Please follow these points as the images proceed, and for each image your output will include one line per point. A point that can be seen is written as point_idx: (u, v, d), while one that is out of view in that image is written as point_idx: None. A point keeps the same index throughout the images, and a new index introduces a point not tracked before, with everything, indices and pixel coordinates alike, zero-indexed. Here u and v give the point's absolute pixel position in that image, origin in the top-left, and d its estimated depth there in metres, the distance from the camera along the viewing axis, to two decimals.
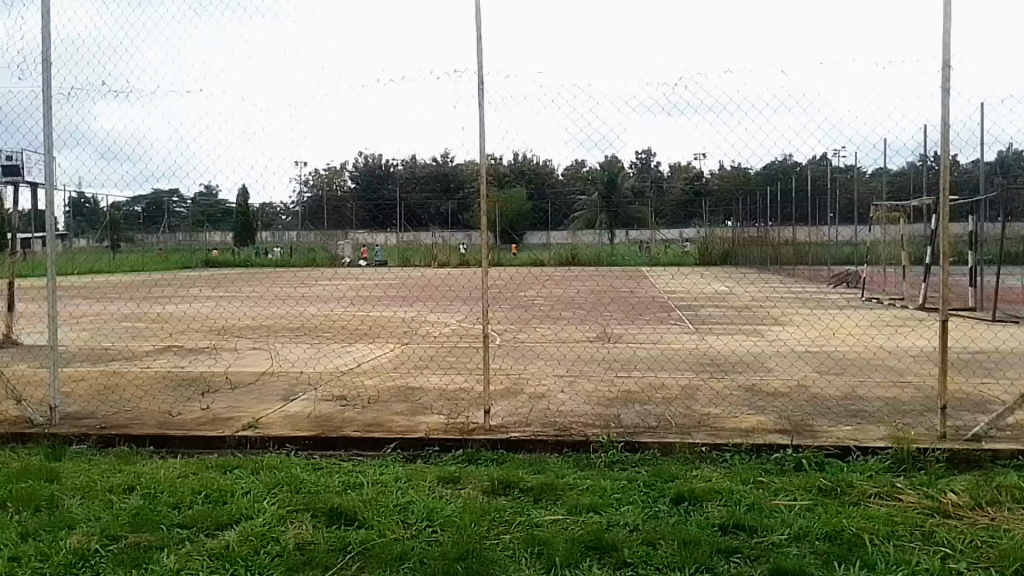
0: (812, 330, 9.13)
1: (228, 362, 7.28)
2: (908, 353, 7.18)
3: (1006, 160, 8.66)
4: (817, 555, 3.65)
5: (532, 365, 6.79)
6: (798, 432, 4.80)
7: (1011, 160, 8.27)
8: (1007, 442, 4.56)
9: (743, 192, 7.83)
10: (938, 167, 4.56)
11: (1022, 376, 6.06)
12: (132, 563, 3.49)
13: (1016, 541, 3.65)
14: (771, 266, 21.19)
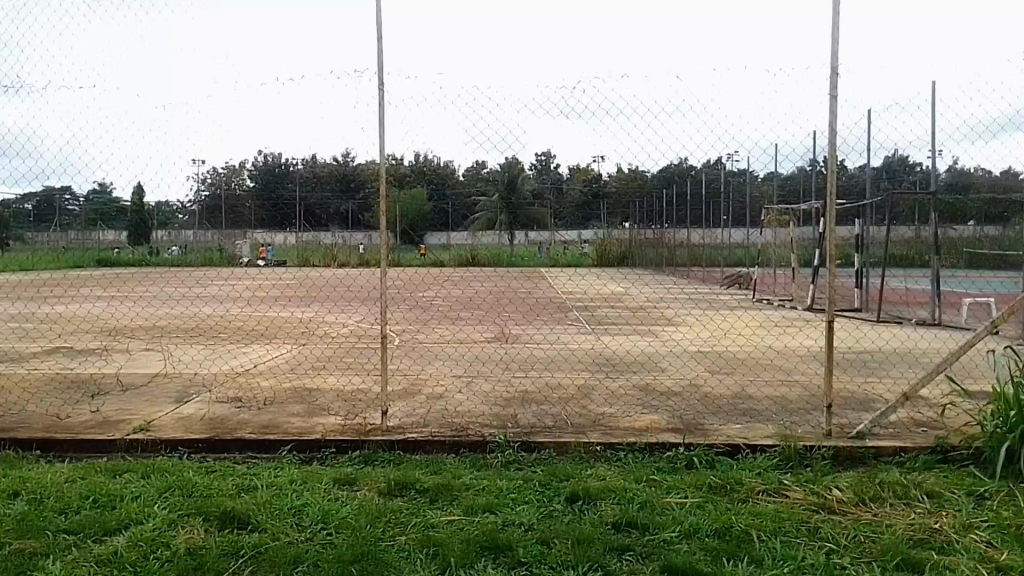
0: (709, 330, 9.38)
1: (120, 364, 7.17)
2: (796, 353, 7.44)
3: (892, 167, 9.09)
4: (707, 551, 3.72)
5: (430, 365, 6.81)
6: (691, 431, 4.88)
7: (893, 166, 8.68)
8: (889, 439, 4.71)
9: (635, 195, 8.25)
10: (827, 170, 4.66)
11: (903, 376, 6.31)
12: (13, 571, 3.31)
13: (898, 536, 3.77)
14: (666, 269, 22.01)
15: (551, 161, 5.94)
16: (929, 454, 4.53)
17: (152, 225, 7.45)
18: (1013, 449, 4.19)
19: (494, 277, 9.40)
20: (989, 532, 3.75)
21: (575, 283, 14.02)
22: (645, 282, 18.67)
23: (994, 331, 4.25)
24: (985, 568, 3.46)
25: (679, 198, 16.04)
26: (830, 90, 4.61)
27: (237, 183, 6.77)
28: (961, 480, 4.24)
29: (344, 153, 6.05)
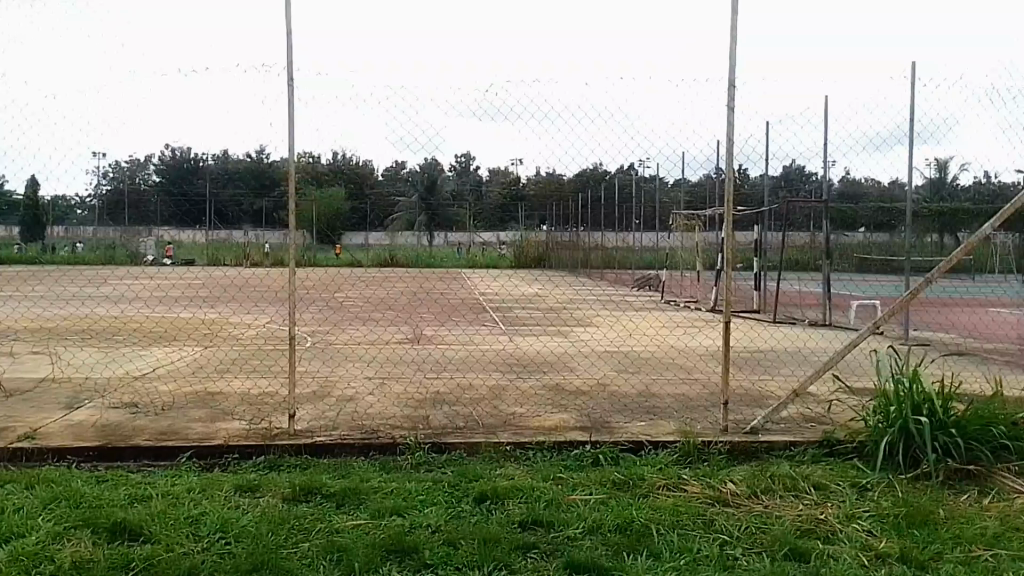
0: (619, 330, 9.65)
1: (4, 368, 6.78)
2: (699, 352, 7.75)
3: (789, 176, 9.60)
4: (608, 546, 3.83)
5: (340, 366, 6.75)
6: (597, 430, 4.99)
7: (791, 174, 9.16)
8: (781, 434, 4.95)
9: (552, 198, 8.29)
10: (728, 179, 4.85)
11: (797, 373, 6.66)
12: None
13: (787, 526, 3.98)
14: (578, 271, 22.57)
15: (472, 164, 5.88)
16: (818, 448, 4.78)
17: (47, 223, 7.11)
18: (893, 442, 4.48)
19: (408, 277, 9.39)
20: (869, 521, 4.01)
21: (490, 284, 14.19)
22: (561, 282, 19.00)
23: (877, 332, 4.50)
24: (865, 556, 3.71)
25: (600, 200, 16.37)
26: (731, 100, 4.79)
27: (142, 179, 6.53)
28: (845, 472, 4.49)
29: (256, 151, 5.89)
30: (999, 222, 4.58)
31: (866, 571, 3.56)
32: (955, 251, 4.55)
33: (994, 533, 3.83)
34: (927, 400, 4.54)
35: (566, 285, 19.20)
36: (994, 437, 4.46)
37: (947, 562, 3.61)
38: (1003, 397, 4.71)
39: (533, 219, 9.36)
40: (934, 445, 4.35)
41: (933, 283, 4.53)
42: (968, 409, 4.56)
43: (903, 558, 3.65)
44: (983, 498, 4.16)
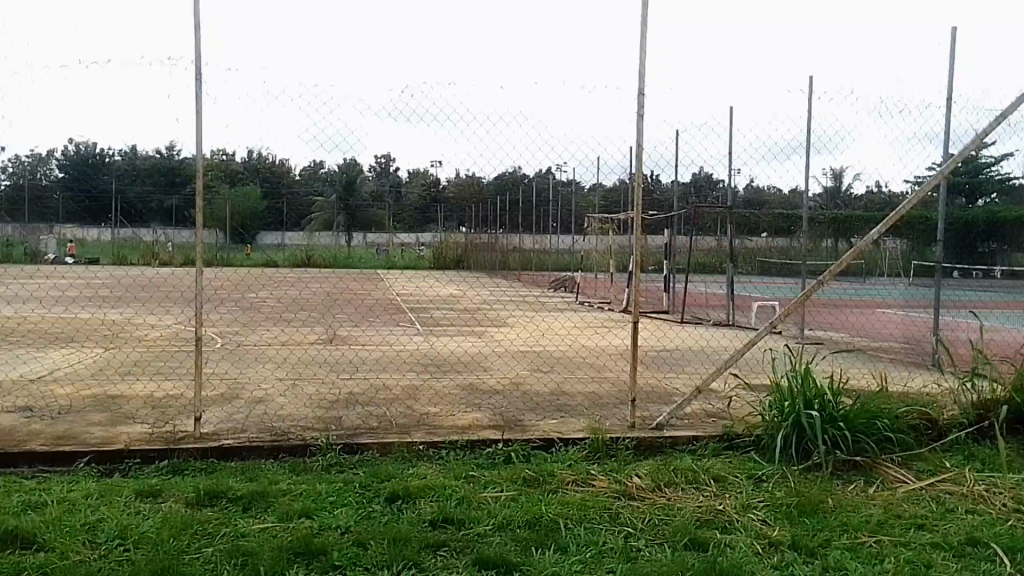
0: (534, 330, 9.83)
1: None
2: (611, 351, 7.97)
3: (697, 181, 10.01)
4: (517, 542, 3.91)
5: (251, 368, 6.64)
6: (509, 428, 5.08)
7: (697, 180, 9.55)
8: (684, 429, 5.14)
9: (473, 199, 8.35)
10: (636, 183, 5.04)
11: (701, 370, 6.94)
12: None
13: (687, 518, 4.15)
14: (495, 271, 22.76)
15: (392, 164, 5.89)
16: (718, 441, 4.99)
17: None
18: (787, 435, 4.72)
19: (325, 277, 9.32)
20: (764, 511, 4.22)
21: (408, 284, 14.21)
22: (482, 283, 19.14)
23: (773, 331, 4.79)
24: (759, 544, 3.90)
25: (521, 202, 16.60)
26: (639, 108, 4.94)
27: (43, 174, 6.26)
28: (743, 465, 4.71)
29: (167, 146, 5.74)
30: (883, 229, 4.86)
31: (759, 558, 3.75)
32: (845, 255, 4.85)
33: (878, 521, 4.09)
34: (819, 395, 4.80)
35: (491, 286, 19.34)
36: (879, 430, 4.75)
37: (833, 548, 3.84)
38: (887, 392, 5.02)
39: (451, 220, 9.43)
40: (825, 438, 4.61)
41: (824, 285, 4.83)
42: (856, 404, 4.84)
43: (794, 545, 3.87)
44: (868, 487, 4.43)
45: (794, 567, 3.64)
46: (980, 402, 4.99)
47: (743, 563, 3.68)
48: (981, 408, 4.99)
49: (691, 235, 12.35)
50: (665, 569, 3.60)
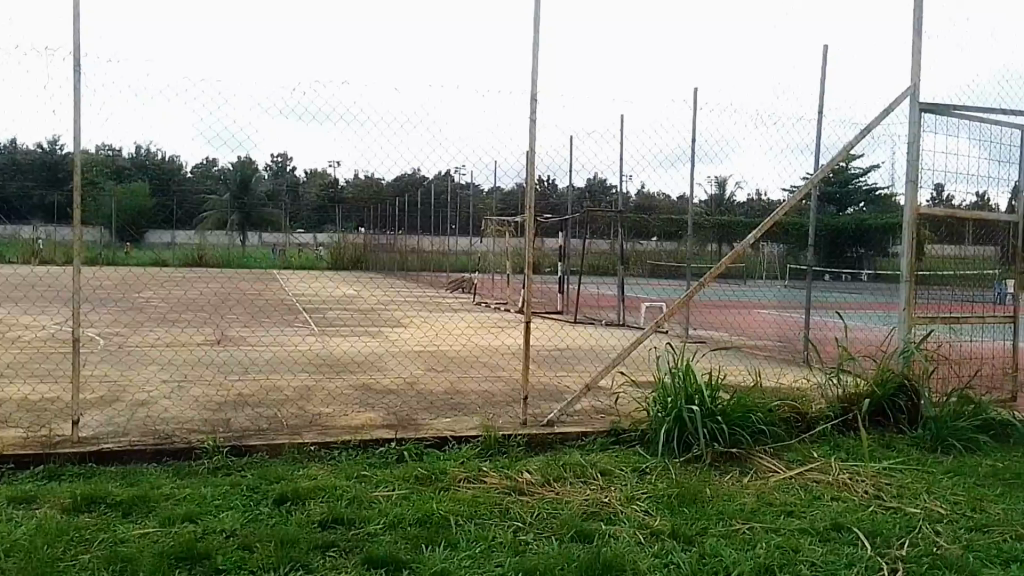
0: (430, 330, 9.92)
1: None
2: (506, 350, 8.16)
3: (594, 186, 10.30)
4: (408, 539, 3.95)
5: (138, 370, 6.45)
6: (403, 427, 5.13)
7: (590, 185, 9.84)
8: (574, 425, 5.32)
9: (373, 200, 8.33)
10: (527, 189, 5.19)
11: (591, 368, 7.19)
12: None
13: (575, 511, 4.30)
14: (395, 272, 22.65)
15: (288, 163, 5.87)
16: (606, 437, 5.18)
17: None
18: (670, 429, 4.95)
19: (220, 277, 9.13)
20: (647, 502, 4.42)
21: (303, 286, 14.01)
22: (386, 284, 19.04)
23: (658, 330, 5.01)
24: (641, 534, 4.09)
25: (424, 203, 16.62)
26: (531, 112, 5.06)
27: None
28: (628, 458, 4.91)
29: (49, 140, 5.52)
30: (759, 234, 5.15)
31: (640, 548, 3.93)
32: (724, 258, 5.14)
33: (751, 509, 4.35)
34: (698, 390, 5.06)
35: (396, 287, 19.30)
36: (753, 423, 5.04)
37: (710, 536, 4.07)
38: (761, 388, 5.34)
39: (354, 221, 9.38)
40: (704, 431, 4.86)
41: (705, 287, 5.11)
42: (733, 398, 5.12)
43: (673, 534, 4.07)
44: (743, 477, 4.70)
45: (672, 555, 3.84)
46: (845, 396, 5.36)
47: (626, 552, 3.84)
48: (845, 402, 5.37)
49: (584, 238, 12.73)
50: (551, 561, 3.72)
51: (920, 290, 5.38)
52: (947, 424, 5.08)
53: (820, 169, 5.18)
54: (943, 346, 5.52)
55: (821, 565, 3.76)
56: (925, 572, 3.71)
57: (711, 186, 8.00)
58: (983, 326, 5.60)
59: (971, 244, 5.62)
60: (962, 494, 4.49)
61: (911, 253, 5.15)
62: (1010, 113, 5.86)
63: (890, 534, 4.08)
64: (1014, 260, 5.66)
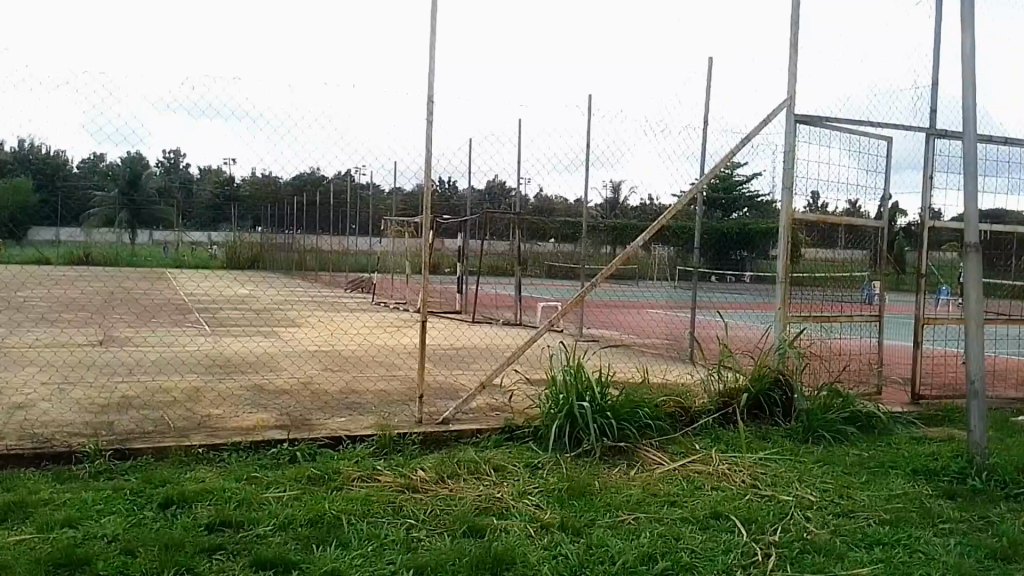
0: (326, 330, 9.89)
1: None
2: (404, 349, 8.25)
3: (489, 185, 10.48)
4: (298, 540, 3.94)
5: (16, 373, 6.20)
6: (296, 427, 5.15)
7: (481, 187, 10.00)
8: (469, 423, 5.43)
9: (269, 199, 8.20)
10: (423, 189, 5.25)
11: (485, 366, 7.38)
12: None
13: (467, 507, 4.38)
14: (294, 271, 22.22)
15: (181, 157, 5.73)
16: (499, 434, 5.31)
17: None
18: (561, 425, 5.11)
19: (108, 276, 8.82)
20: (538, 496, 4.55)
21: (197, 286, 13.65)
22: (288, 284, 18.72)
23: (551, 330, 5.16)
24: (532, 527, 4.21)
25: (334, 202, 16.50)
26: (428, 114, 5.11)
27: None
28: (521, 454, 5.05)
29: None
30: (647, 236, 5.35)
31: (530, 541, 4.05)
32: (614, 261, 5.32)
33: (637, 499, 4.54)
34: (588, 387, 5.26)
35: (298, 288, 19.00)
36: (640, 418, 5.28)
37: (597, 527, 4.23)
38: (648, 384, 5.59)
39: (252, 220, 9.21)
40: (594, 426, 5.06)
41: (596, 287, 5.28)
42: (621, 395, 5.35)
43: (562, 526, 4.21)
44: (630, 469, 4.91)
45: (561, 547, 3.98)
46: (726, 391, 5.65)
47: (516, 546, 3.95)
48: (726, 397, 5.65)
49: (481, 240, 12.94)
50: (443, 556, 3.79)
51: (795, 290, 5.74)
52: (818, 416, 5.43)
53: (705, 176, 5.42)
54: (814, 342, 5.91)
55: (700, 552, 3.98)
56: (795, 555, 3.99)
57: (606, 189, 8.23)
58: (851, 323, 6.01)
59: (842, 248, 6.01)
60: (831, 481, 4.83)
61: (787, 256, 5.46)
62: (878, 127, 6.33)
63: (764, 521, 4.35)
64: (880, 262, 6.11)
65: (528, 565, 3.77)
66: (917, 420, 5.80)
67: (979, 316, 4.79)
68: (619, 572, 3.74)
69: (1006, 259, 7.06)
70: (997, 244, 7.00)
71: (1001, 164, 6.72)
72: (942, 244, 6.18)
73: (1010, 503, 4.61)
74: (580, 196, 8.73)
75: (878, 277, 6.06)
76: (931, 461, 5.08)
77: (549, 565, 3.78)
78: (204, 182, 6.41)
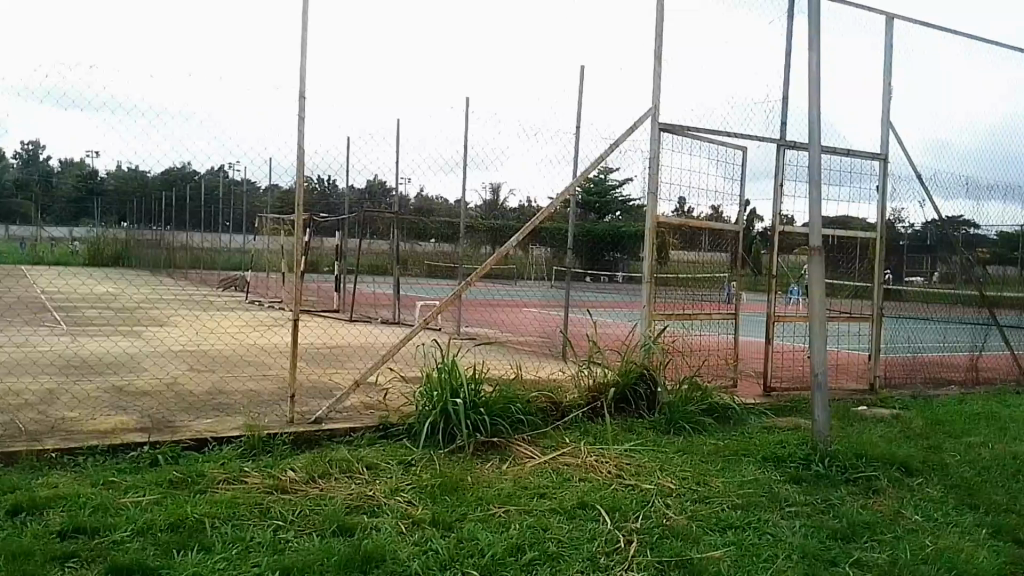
0: (195, 329, 9.63)
1: None
2: (278, 349, 8.20)
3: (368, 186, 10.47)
4: (158, 545, 3.82)
5: None
6: (158, 430, 5.07)
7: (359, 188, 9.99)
8: (342, 421, 5.46)
9: (136, 193, 7.94)
10: (296, 188, 5.23)
11: (357, 365, 7.46)
12: None
13: (337, 507, 4.37)
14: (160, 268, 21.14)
15: (41, 149, 5.47)
16: (373, 432, 5.40)
17: None
18: (435, 422, 5.23)
19: None
20: (410, 493, 4.60)
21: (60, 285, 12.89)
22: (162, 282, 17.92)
23: (426, 328, 5.22)
24: (403, 523, 4.24)
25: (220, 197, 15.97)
26: (301, 111, 5.09)
27: None
28: (395, 451, 5.10)
29: None
30: (521, 237, 5.49)
31: (401, 538, 4.09)
32: (488, 260, 5.44)
33: (508, 493, 4.67)
34: (461, 384, 5.38)
35: (178, 287, 18.20)
36: (513, 413, 5.47)
37: (468, 521, 4.31)
38: (521, 380, 5.78)
39: (117, 215, 8.81)
40: (466, 422, 5.19)
41: (471, 286, 5.40)
42: (495, 391, 5.51)
43: (433, 522, 4.26)
44: (502, 464, 5.04)
45: (431, 542, 4.03)
46: (594, 386, 5.91)
47: (386, 544, 3.96)
48: (595, 391, 5.91)
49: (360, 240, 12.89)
50: (310, 557, 3.76)
51: (661, 290, 6.09)
52: (679, 409, 5.78)
53: (577, 180, 5.60)
54: (677, 339, 6.27)
55: (566, 541, 4.13)
56: (654, 541, 4.21)
57: (485, 191, 8.38)
58: (709, 321, 6.47)
59: (706, 250, 6.44)
60: (690, 469, 5.12)
61: (652, 259, 5.82)
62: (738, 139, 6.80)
63: (627, 509, 4.56)
64: (737, 265, 6.58)
65: (398, 562, 3.79)
66: (768, 411, 6.27)
67: (821, 317, 5.16)
68: (487, 564, 3.83)
69: (850, 261, 7.69)
70: (842, 248, 7.59)
71: (845, 175, 7.38)
72: (793, 249, 6.73)
73: (847, 486, 5.03)
74: (460, 197, 8.84)
75: (736, 279, 6.55)
76: (781, 449, 5.46)
77: (419, 561, 3.81)
78: (67, 176, 6.14)
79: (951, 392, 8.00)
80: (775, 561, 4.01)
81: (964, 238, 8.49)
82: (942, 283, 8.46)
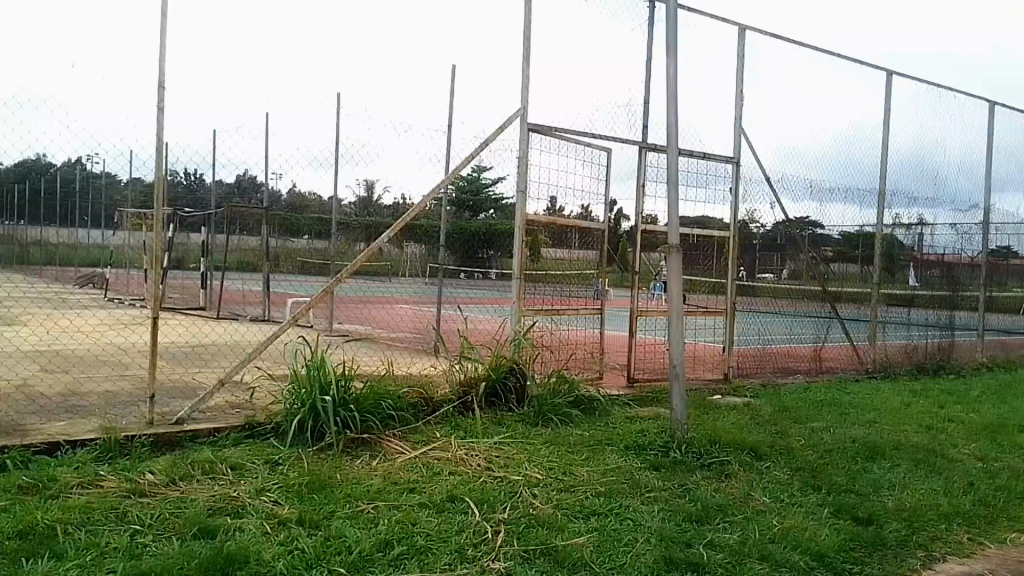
0: (45, 330, 9.12)
1: None
2: (140, 348, 7.97)
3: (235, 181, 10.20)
4: (3, 555, 3.63)
5: None
6: (6, 434, 4.85)
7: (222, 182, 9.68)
8: (205, 421, 5.39)
9: None
10: (156, 183, 5.13)
11: (222, 366, 7.36)
12: None
13: (199, 509, 4.27)
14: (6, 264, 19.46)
15: None
16: (239, 432, 5.38)
17: None
18: (303, 420, 5.23)
19: None
20: (276, 492, 4.54)
21: None
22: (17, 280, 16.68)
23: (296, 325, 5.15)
24: (269, 524, 4.17)
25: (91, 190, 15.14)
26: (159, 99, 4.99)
27: None
28: (262, 451, 5.06)
29: None
30: (392, 233, 5.51)
31: (266, 539, 4.03)
32: (359, 256, 5.42)
33: (377, 489, 4.69)
34: (331, 381, 5.40)
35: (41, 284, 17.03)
36: (384, 409, 5.53)
37: (336, 518, 4.30)
38: (392, 376, 5.84)
39: None
40: (336, 418, 5.24)
41: (343, 282, 5.37)
42: (365, 388, 5.57)
43: (299, 520, 4.22)
44: (372, 459, 5.09)
45: (297, 542, 4.00)
46: (465, 380, 6.05)
47: (250, 545, 3.88)
48: (466, 385, 6.05)
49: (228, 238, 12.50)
50: (169, 561, 3.66)
51: (531, 286, 6.41)
52: (546, 401, 6.03)
53: None
54: (546, 333, 6.55)
55: (433, 535, 4.20)
56: (520, 530, 4.34)
57: (360, 188, 8.40)
58: (577, 317, 6.83)
59: (576, 248, 6.79)
60: (556, 460, 5.30)
61: (523, 256, 6.09)
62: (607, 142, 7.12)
63: (494, 501, 4.68)
64: (604, 263, 6.99)
65: (262, 563, 3.73)
66: (631, 401, 6.68)
67: (680, 310, 5.42)
68: (354, 561, 3.84)
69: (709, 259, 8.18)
70: (701, 246, 8.05)
71: (703, 177, 7.87)
72: (658, 246, 7.20)
73: (702, 471, 5.33)
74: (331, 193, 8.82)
75: (603, 275, 6.96)
76: (642, 437, 5.76)
77: (284, 561, 3.77)
78: None
79: (798, 381, 8.69)
80: (634, 545, 4.22)
81: (815, 238, 9.23)
82: (794, 280, 9.16)
